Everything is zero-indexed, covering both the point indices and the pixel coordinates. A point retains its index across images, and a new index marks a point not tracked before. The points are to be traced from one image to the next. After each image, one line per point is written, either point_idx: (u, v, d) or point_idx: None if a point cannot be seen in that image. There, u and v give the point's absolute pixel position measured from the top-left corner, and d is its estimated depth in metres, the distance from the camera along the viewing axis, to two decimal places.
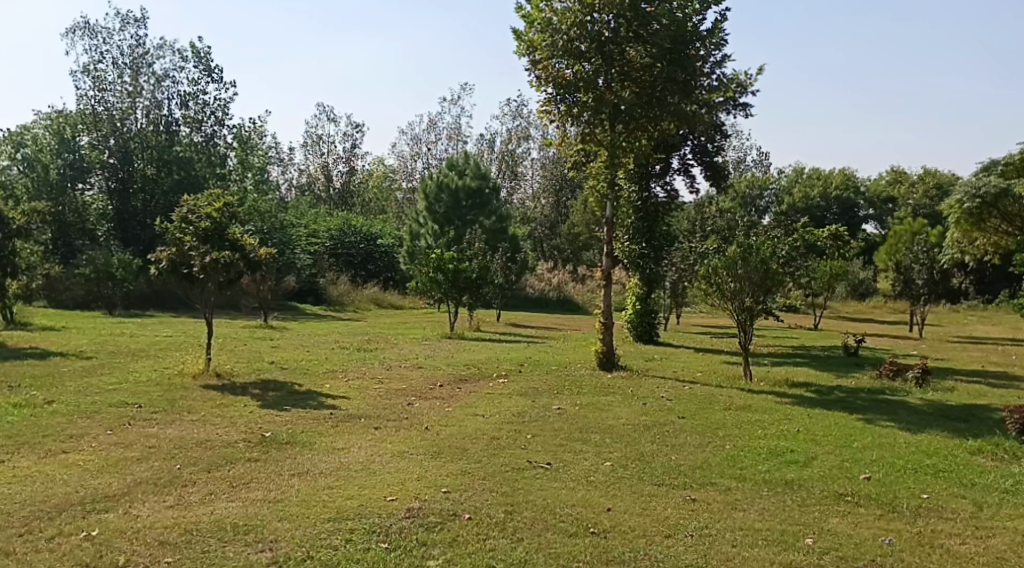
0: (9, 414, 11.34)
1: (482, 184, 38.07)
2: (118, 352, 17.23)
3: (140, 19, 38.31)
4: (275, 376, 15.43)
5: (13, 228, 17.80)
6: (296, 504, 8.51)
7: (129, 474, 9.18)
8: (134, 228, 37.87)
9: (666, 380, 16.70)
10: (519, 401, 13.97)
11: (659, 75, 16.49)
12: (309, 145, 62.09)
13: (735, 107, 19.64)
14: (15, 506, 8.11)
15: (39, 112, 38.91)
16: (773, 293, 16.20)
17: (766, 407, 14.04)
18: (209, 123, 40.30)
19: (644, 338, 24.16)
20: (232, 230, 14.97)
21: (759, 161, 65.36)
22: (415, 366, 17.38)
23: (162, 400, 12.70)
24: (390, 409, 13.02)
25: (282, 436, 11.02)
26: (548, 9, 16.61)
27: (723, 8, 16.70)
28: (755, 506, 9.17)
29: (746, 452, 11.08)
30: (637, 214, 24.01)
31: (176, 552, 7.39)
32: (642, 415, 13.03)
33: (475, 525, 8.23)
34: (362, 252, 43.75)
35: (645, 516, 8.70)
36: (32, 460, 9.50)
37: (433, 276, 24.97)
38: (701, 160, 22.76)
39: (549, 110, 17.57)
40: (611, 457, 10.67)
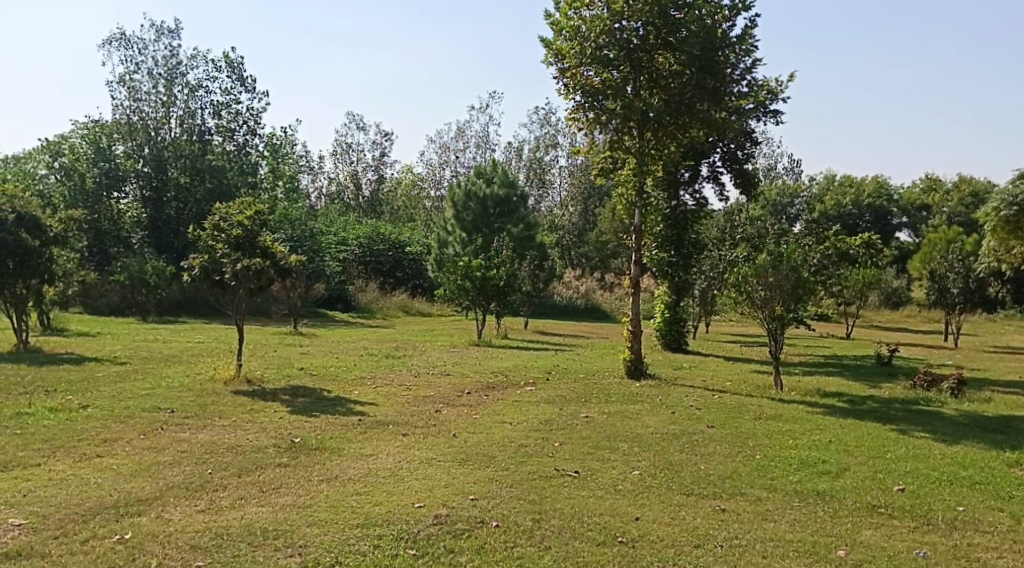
0: (45, 419, 11.50)
1: (510, 192, 38.15)
2: (150, 358, 17.42)
3: (174, 30, 38.82)
4: (305, 382, 15.54)
5: (50, 235, 18.11)
6: (324, 510, 8.56)
7: (162, 478, 9.27)
8: (168, 236, 38.56)
9: (694, 388, 16.61)
10: (546, 408, 13.96)
11: (688, 82, 16.37)
12: (339, 154, 62.68)
13: (765, 114, 19.48)
14: (50, 509, 8.22)
15: (75, 122, 39.04)
16: (804, 302, 16.04)
17: (797, 416, 13.90)
18: (241, 132, 40.69)
19: (672, 347, 24.05)
20: (263, 238, 15.08)
21: (790, 169, 64.85)
22: (443, 373, 17.40)
23: (193, 405, 12.82)
24: (417, 416, 13.05)
25: (311, 442, 11.08)
26: (576, 18, 16.63)
27: (752, 13, 16.60)
28: (786, 516, 9.07)
29: (777, 462, 10.97)
30: (665, 222, 23.83)
31: (207, 556, 7.46)
32: (670, 424, 12.98)
33: (502, 533, 8.22)
34: (390, 259, 43.96)
35: (674, 525, 8.65)
36: (67, 464, 9.63)
37: (461, 283, 25.04)
38: (731, 168, 22.59)
39: (577, 117, 17.56)
40: (639, 465, 10.63)
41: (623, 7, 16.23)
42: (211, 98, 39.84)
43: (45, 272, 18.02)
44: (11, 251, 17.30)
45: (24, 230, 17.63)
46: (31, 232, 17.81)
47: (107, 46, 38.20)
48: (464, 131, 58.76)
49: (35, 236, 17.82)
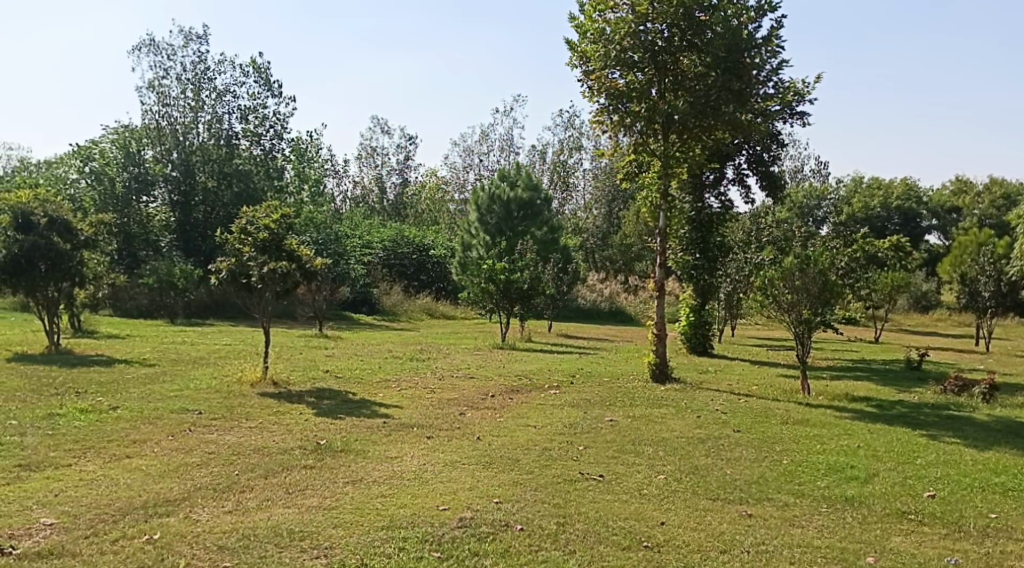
0: (76, 420, 11.63)
1: (533, 196, 38.17)
2: (179, 360, 17.59)
3: (203, 35, 39.18)
4: (329, 384, 15.59)
5: (82, 238, 18.34)
6: (349, 512, 8.59)
7: (190, 479, 9.35)
8: (196, 239, 38.95)
9: (720, 392, 16.48)
10: (570, 412, 13.92)
11: (713, 84, 16.27)
12: (364, 158, 63.10)
13: (792, 115, 19.34)
14: (80, 508, 8.30)
15: (104, 128, 39.30)
16: (831, 305, 15.87)
17: (825, 421, 13.77)
18: (268, 136, 41.04)
19: (697, 350, 23.91)
20: (289, 241, 15.19)
21: (816, 170, 64.32)
22: (467, 376, 17.39)
23: (220, 407, 12.90)
24: (442, 419, 13.07)
25: (336, 444, 11.11)
26: (601, 20, 16.59)
27: (779, 14, 16.50)
28: (814, 522, 8.99)
29: (804, 467, 10.86)
30: (690, 224, 23.71)
31: (234, 557, 7.50)
32: (696, 428, 12.90)
33: (527, 536, 8.20)
34: (415, 262, 44.15)
35: (699, 530, 8.59)
36: (98, 465, 9.73)
37: (485, 286, 25.03)
38: (757, 170, 22.46)
39: (602, 120, 17.53)
40: (665, 470, 10.56)
41: (648, 8, 16.14)
42: (238, 103, 40.19)
43: (76, 274, 18.24)
44: (43, 254, 17.55)
45: (55, 234, 17.84)
46: (63, 235, 18.02)
47: (136, 52, 38.63)
48: (488, 135, 58.90)
49: (66, 239, 18.04)
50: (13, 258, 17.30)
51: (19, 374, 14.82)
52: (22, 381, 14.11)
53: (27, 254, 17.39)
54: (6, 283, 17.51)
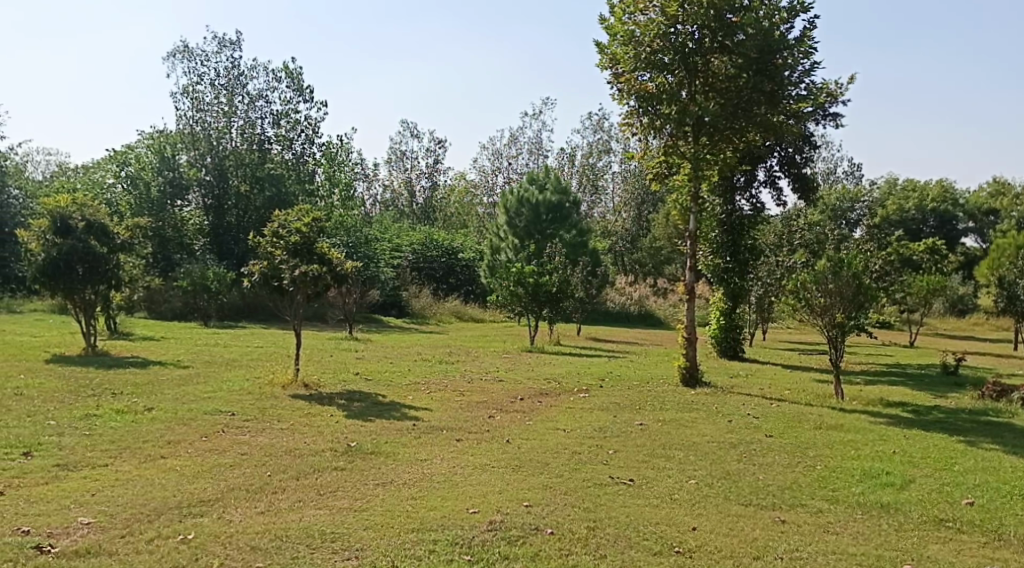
0: (113, 421, 11.80)
1: (562, 199, 38.15)
2: (212, 361, 17.78)
3: (236, 41, 39.59)
4: (360, 387, 15.67)
5: (117, 242, 18.57)
6: (379, 514, 8.61)
7: (223, 479, 9.43)
8: (229, 243, 39.27)
9: (751, 397, 16.33)
10: (600, 416, 13.87)
11: (744, 86, 16.32)
12: (393, 161, 63.31)
13: (824, 117, 19.17)
14: (117, 508, 8.40)
15: (140, 133, 39.85)
16: (865, 309, 15.69)
17: (859, 426, 13.61)
18: (299, 141, 41.34)
19: (728, 354, 23.74)
20: (321, 245, 15.28)
21: (850, 172, 63.60)
22: (496, 379, 17.38)
23: (253, 409, 13.01)
24: (471, 422, 13.07)
25: (367, 446, 11.16)
26: (630, 22, 16.52)
27: (811, 15, 16.39)
28: (849, 529, 8.88)
29: (838, 473, 10.74)
30: (720, 227, 23.57)
31: (267, 558, 7.54)
32: (727, 433, 12.80)
33: (557, 541, 8.17)
34: (444, 266, 44.29)
35: (731, 536, 8.51)
36: (134, 465, 9.85)
37: (514, 289, 25.04)
38: (789, 172, 22.27)
39: (631, 123, 17.45)
40: (696, 475, 10.48)
41: (678, 10, 16.04)
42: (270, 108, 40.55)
43: (111, 277, 18.49)
44: (80, 258, 17.84)
45: (92, 238, 18.09)
46: (100, 239, 18.27)
47: (171, 58, 39.13)
48: (517, 138, 58.90)
49: (103, 243, 18.30)
50: (52, 262, 17.60)
51: (57, 375, 15.06)
52: (60, 382, 14.34)
53: (64, 258, 17.69)
54: (45, 286, 17.81)
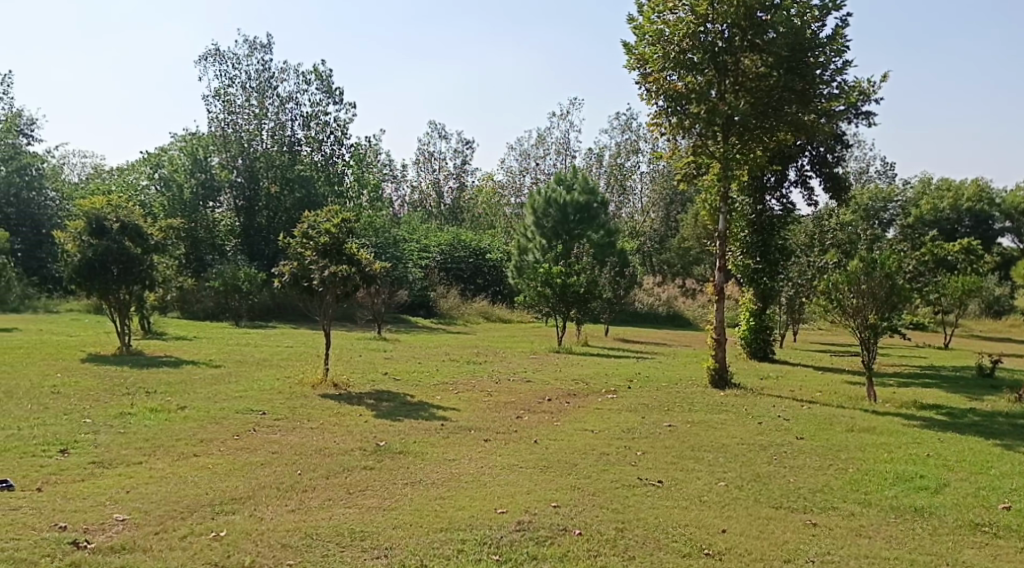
0: (147, 419, 11.94)
1: (590, 200, 38.07)
2: (244, 361, 17.93)
3: (267, 44, 39.93)
4: (389, 386, 15.76)
5: (151, 243, 18.77)
6: (408, 513, 8.64)
7: (254, 478, 9.52)
8: (259, 244, 39.68)
9: (782, 398, 16.19)
10: (629, 417, 13.82)
11: (775, 85, 16.20)
12: (421, 163, 63.54)
13: (857, 116, 18.98)
14: (151, 505, 8.50)
15: (174, 135, 40.31)
16: (898, 310, 15.51)
17: (892, 429, 13.45)
18: (329, 142, 41.57)
19: (758, 356, 23.50)
20: (350, 246, 15.33)
21: (883, 171, 62.85)
22: (524, 380, 17.37)
23: (283, 408, 13.10)
24: (500, 422, 13.08)
25: (396, 445, 11.21)
26: (659, 21, 16.44)
27: (844, 12, 16.23)
28: (882, 532, 8.77)
29: (871, 476, 10.62)
30: (750, 227, 23.43)
31: (298, 555, 7.59)
32: (757, 434, 12.70)
33: (586, 541, 8.15)
34: (471, 266, 44.37)
35: (762, 539, 8.45)
36: (167, 463, 9.96)
37: (542, 290, 25.02)
38: (821, 171, 22.06)
39: (659, 123, 17.35)
40: (726, 477, 10.40)
41: (708, 9, 15.95)
42: (300, 110, 40.84)
43: (146, 278, 18.70)
44: (114, 259, 18.08)
45: (127, 239, 18.31)
46: (134, 240, 18.48)
47: (203, 62, 39.55)
48: (545, 138, 58.87)
49: (137, 244, 18.51)
50: (87, 262, 17.84)
51: (92, 374, 15.26)
52: (95, 381, 14.53)
53: (100, 259, 17.95)
54: (81, 287, 18.05)
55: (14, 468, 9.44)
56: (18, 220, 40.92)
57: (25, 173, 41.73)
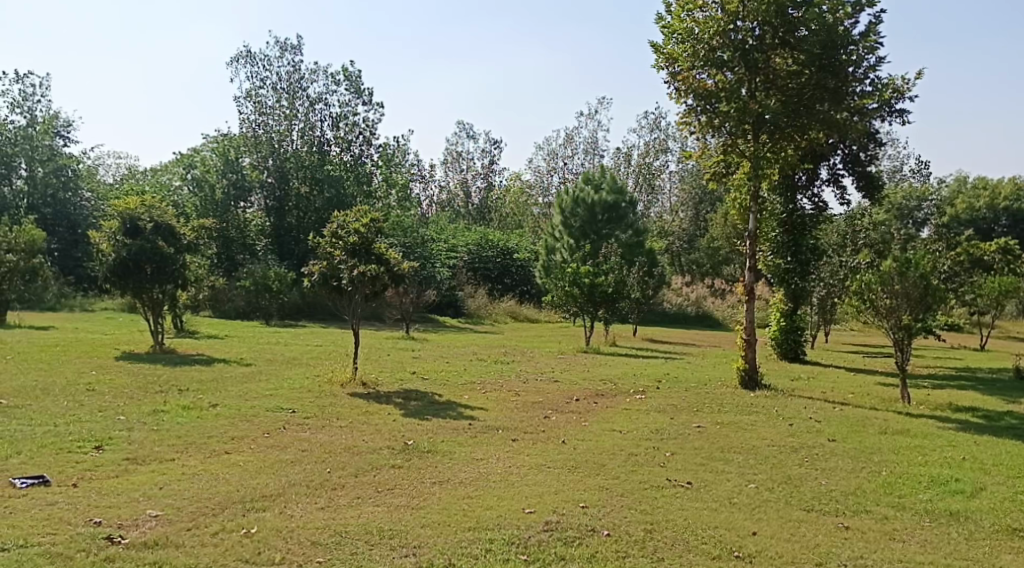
0: (180, 416, 12.08)
1: (619, 199, 37.87)
2: (274, 360, 18.05)
3: (297, 45, 40.21)
4: (416, 385, 15.80)
5: (184, 243, 18.97)
6: (436, 512, 8.63)
7: (285, 475, 9.58)
8: (290, 243, 39.76)
9: (814, 400, 16.00)
10: (658, 418, 13.73)
11: (807, 83, 16.06)
12: (449, 162, 63.64)
13: (891, 113, 18.76)
14: (183, 502, 8.56)
15: (206, 136, 40.78)
16: (933, 311, 15.27)
17: (927, 431, 13.24)
18: (357, 143, 41.65)
19: (789, 356, 23.22)
20: (379, 246, 15.37)
21: (917, 170, 61.85)
22: (552, 380, 17.31)
23: (313, 407, 13.17)
24: (527, 422, 13.04)
25: (424, 445, 11.21)
26: (689, 20, 16.34)
27: (877, 9, 16.01)
28: (916, 537, 8.63)
29: (904, 480, 10.45)
30: (781, 227, 23.31)
31: (328, 553, 7.61)
32: (789, 436, 12.54)
33: (614, 542, 8.10)
34: (499, 266, 44.41)
35: (793, 542, 8.35)
36: (199, 459, 10.04)
37: (570, 290, 24.95)
38: (853, 170, 21.83)
39: (689, 121, 17.21)
40: (756, 478, 10.31)
41: (738, 7, 15.87)
42: (330, 110, 41.03)
43: (178, 278, 18.91)
44: (148, 259, 18.28)
45: (160, 239, 18.51)
46: (167, 240, 18.69)
47: (234, 63, 39.92)
48: (573, 138, 58.73)
49: (170, 244, 18.70)
50: (122, 262, 18.09)
51: (126, 371, 15.44)
52: (129, 378, 14.70)
53: (134, 258, 18.16)
54: (115, 286, 18.31)
55: (51, 463, 9.58)
56: (55, 220, 41.67)
57: (61, 173, 43.05)
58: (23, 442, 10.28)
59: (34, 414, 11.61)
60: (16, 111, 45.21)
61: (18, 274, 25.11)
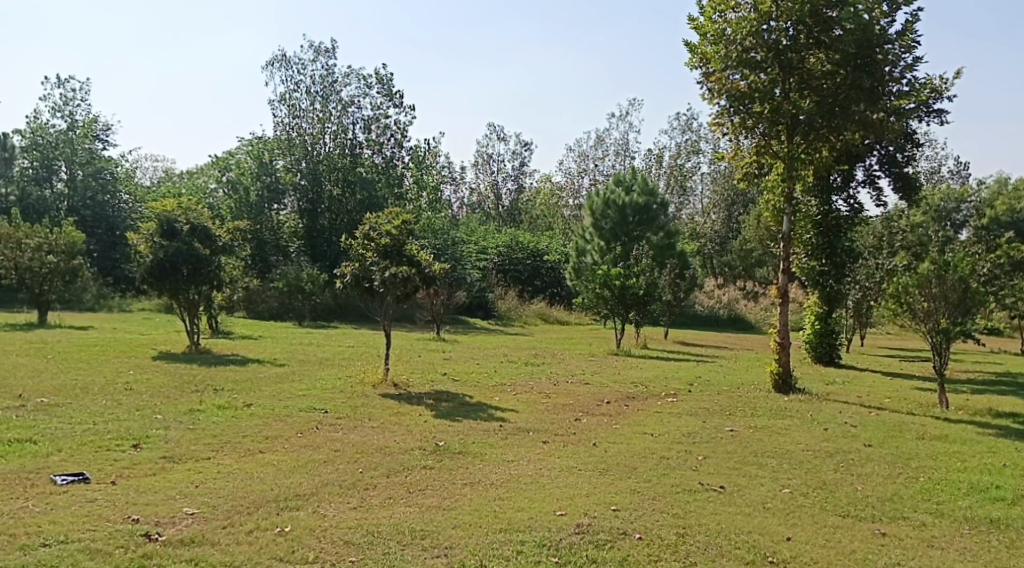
0: (217, 415, 12.22)
1: (650, 200, 37.62)
2: (307, 360, 18.20)
3: (331, 49, 40.48)
4: (448, 387, 15.84)
5: (220, 244, 19.13)
6: (468, 513, 8.64)
7: (318, 475, 9.64)
8: (322, 245, 40.24)
9: (849, 404, 15.84)
10: (689, 421, 13.63)
11: (843, 83, 15.79)
12: (480, 164, 63.70)
13: (928, 114, 18.47)
14: (219, 500, 8.63)
15: (241, 139, 41.23)
16: (972, 314, 15.03)
17: (965, 437, 13.03)
18: (390, 145, 41.47)
19: (823, 360, 23.06)
20: (410, 247, 15.42)
21: (956, 171, 60.87)
22: (582, 382, 17.28)
23: (345, 407, 13.24)
24: (558, 423, 13.04)
25: (455, 445, 11.24)
26: (721, 20, 16.24)
27: (914, 7, 15.79)
28: (955, 544, 8.50)
29: (943, 486, 10.29)
30: (816, 229, 22.87)
31: (361, 552, 7.63)
32: (823, 441, 12.40)
33: (646, 546, 8.05)
34: (529, 268, 44.41)
35: (829, 548, 8.25)
36: (234, 459, 10.12)
37: (601, 292, 24.87)
38: (890, 171, 21.54)
39: (721, 123, 17.08)
40: (790, 484, 10.19)
41: (772, 7, 15.77)
42: (362, 113, 41.15)
43: (214, 279, 19.08)
44: (185, 259, 18.48)
45: (196, 240, 18.72)
46: (203, 241, 18.88)
47: (270, 67, 40.29)
48: (604, 139, 58.57)
49: (206, 245, 18.90)
50: (159, 264, 18.31)
51: (163, 371, 15.64)
52: (165, 378, 14.86)
53: (171, 259, 18.37)
54: (152, 286, 18.53)
55: (90, 461, 9.69)
56: (94, 221, 42.39)
57: (100, 176, 43.74)
58: (63, 440, 10.41)
59: (73, 413, 11.76)
60: (57, 115, 46.07)
61: (59, 275, 25.56)
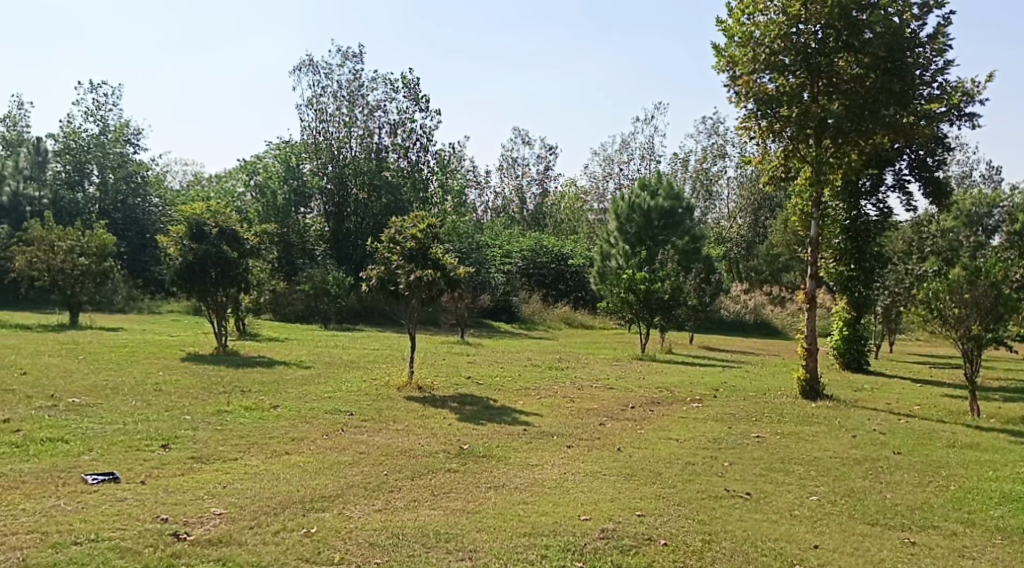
0: (244, 417, 12.32)
1: (675, 204, 37.37)
2: (333, 363, 18.28)
3: (358, 54, 40.66)
4: (472, 390, 15.87)
5: (247, 247, 19.31)
6: (492, 516, 8.64)
7: (343, 477, 9.68)
8: (348, 248, 40.70)
9: (878, 410, 15.66)
10: (715, 426, 13.54)
11: (871, 88, 15.68)
12: (505, 168, 63.98)
13: (959, 118, 18.24)
14: (246, 501, 8.70)
15: (269, 143, 41.54)
16: (1004, 321, 14.82)
17: (997, 445, 12.83)
18: (415, 149, 41.37)
19: (851, 366, 22.93)
20: (436, 250, 15.44)
21: (987, 177, 60.32)
22: (606, 387, 17.26)
23: (370, 409, 13.32)
24: (582, 428, 12.99)
25: (480, 449, 11.24)
26: (750, 23, 16.12)
27: (945, 10, 15.62)
28: (987, 554, 8.37)
29: (974, 495, 10.15)
30: (845, 233, 22.63)
31: (386, 554, 7.65)
32: (851, 448, 12.30)
33: (671, 552, 8.00)
34: (554, 272, 44.56)
35: (857, 556, 8.16)
36: (262, 459, 10.21)
37: (625, 296, 24.73)
38: (920, 175, 21.30)
39: (749, 126, 16.98)
40: (818, 491, 10.09)
41: (802, 9, 15.61)
42: (388, 117, 41.23)
43: (242, 282, 19.22)
44: (213, 261, 18.65)
45: (224, 243, 18.88)
46: (231, 244, 19.05)
47: (297, 71, 40.56)
48: (629, 143, 58.42)
49: (234, 248, 19.04)
50: (188, 266, 18.48)
51: (192, 372, 15.79)
52: (193, 379, 14.99)
53: (199, 262, 18.55)
54: (181, 288, 18.71)
55: (120, 461, 9.79)
56: (125, 225, 43.08)
57: (131, 180, 44.40)
58: (94, 440, 10.52)
59: (104, 414, 11.90)
60: (90, 119, 46.70)
61: (91, 276, 25.90)
